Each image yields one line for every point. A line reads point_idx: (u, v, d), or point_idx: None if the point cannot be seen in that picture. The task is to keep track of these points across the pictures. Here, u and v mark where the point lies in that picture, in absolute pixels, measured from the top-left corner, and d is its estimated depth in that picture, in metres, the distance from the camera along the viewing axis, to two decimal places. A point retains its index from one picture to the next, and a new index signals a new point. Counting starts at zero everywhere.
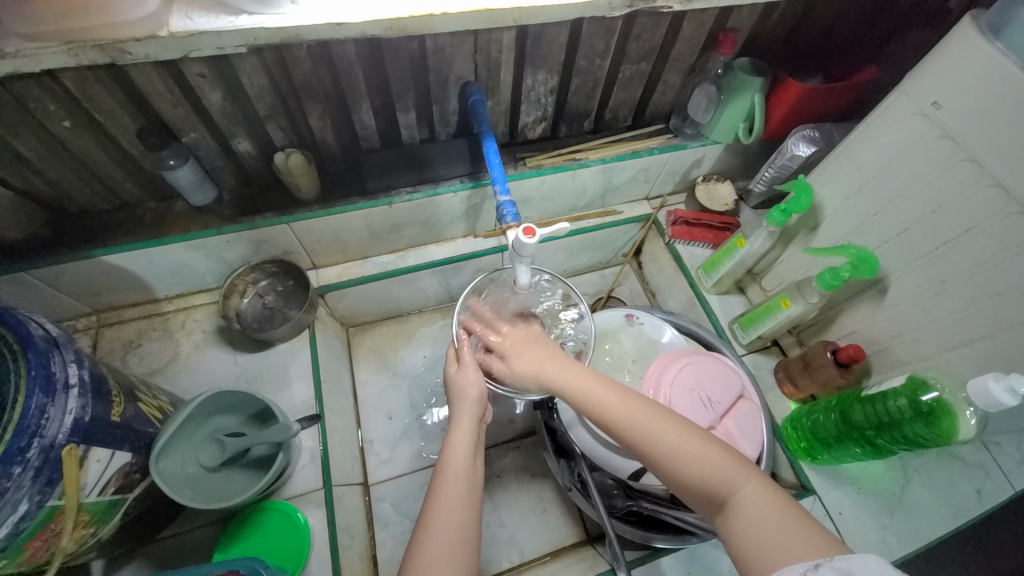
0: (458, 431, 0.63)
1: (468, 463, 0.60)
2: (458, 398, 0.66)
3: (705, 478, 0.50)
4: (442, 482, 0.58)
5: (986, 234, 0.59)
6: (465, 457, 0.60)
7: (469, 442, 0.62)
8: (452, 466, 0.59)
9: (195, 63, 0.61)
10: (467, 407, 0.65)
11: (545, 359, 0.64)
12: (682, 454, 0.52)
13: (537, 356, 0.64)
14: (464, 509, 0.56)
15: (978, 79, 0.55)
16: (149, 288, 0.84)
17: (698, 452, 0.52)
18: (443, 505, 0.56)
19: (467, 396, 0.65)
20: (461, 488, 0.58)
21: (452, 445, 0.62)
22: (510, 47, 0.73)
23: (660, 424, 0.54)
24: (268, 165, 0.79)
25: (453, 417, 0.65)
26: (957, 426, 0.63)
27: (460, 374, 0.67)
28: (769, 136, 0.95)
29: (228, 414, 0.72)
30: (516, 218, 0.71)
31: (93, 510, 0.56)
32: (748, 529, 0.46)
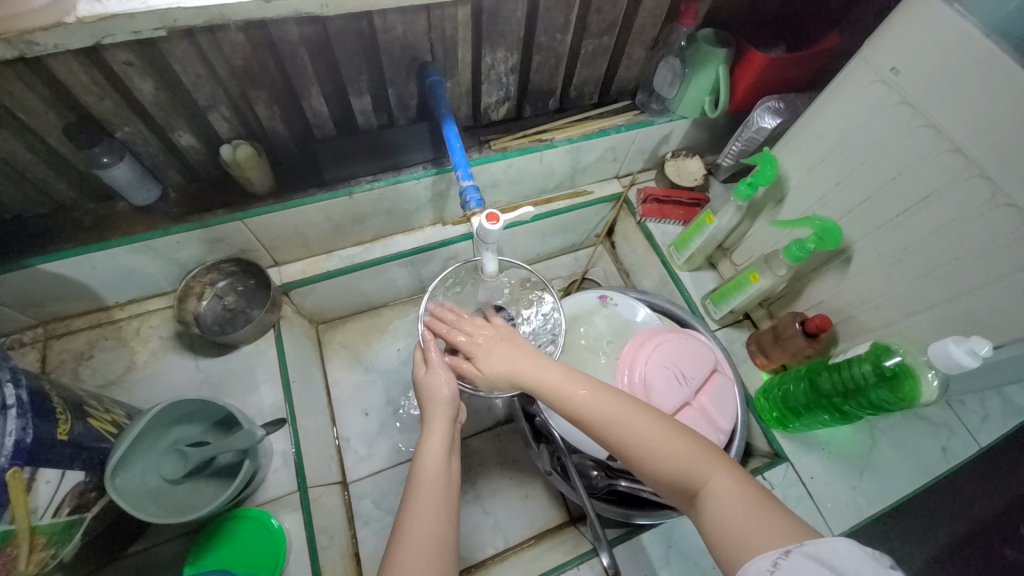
0: (431, 434, 0.62)
1: (442, 467, 0.59)
2: (430, 401, 0.64)
3: (677, 469, 0.50)
4: (416, 488, 0.57)
5: (944, 199, 0.59)
6: (439, 461, 0.59)
7: (443, 447, 0.61)
8: (427, 471, 0.58)
9: (119, 50, 0.56)
10: (439, 412, 0.63)
11: (519, 358, 0.63)
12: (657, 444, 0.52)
13: (510, 355, 0.63)
14: (440, 514, 0.55)
15: (936, 42, 0.55)
16: (97, 296, 0.79)
17: (672, 445, 0.52)
18: (418, 510, 0.55)
19: (438, 398, 0.64)
20: (436, 492, 0.57)
21: (424, 449, 0.60)
22: (466, 25, 0.70)
23: (635, 417, 0.55)
24: (216, 159, 0.75)
25: (426, 419, 0.63)
26: (918, 388, 0.65)
27: (429, 376, 0.65)
28: (735, 109, 0.94)
29: (189, 424, 0.69)
30: (480, 203, 0.69)
31: (48, 532, 0.53)
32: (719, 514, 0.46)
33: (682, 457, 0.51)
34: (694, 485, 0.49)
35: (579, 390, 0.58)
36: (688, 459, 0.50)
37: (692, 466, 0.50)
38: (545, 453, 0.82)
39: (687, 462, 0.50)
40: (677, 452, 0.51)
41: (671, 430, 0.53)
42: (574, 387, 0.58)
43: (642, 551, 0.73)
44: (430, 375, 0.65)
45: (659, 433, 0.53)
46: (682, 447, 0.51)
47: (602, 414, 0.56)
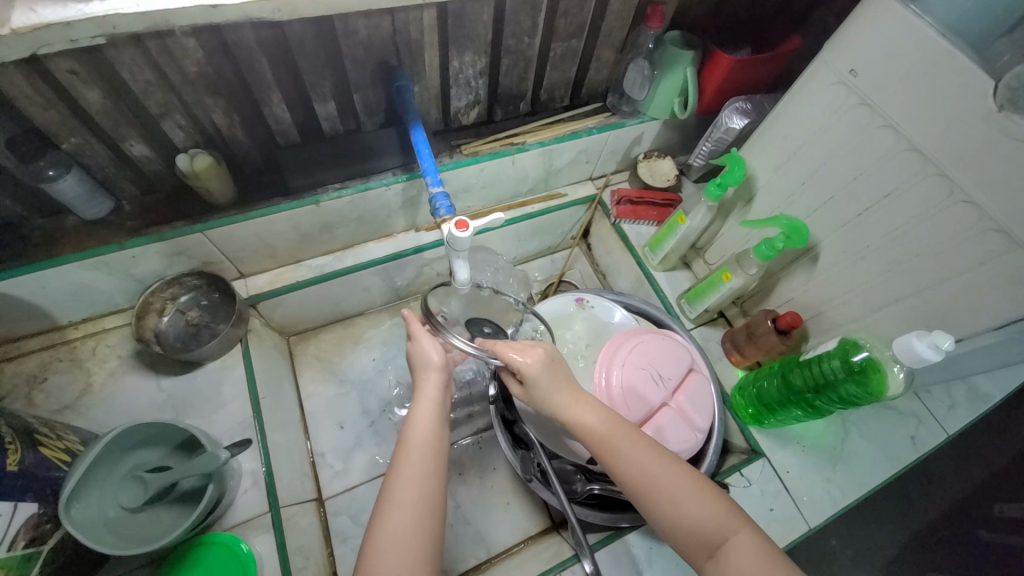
0: (422, 398, 0.62)
1: (433, 436, 0.59)
2: (421, 367, 0.64)
3: (699, 529, 0.53)
4: (404, 450, 0.58)
5: (904, 196, 0.61)
6: (431, 427, 0.60)
7: (434, 413, 0.61)
8: (417, 433, 0.59)
9: (61, 58, 0.53)
10: (432, 377, 0.63)
11: (554, 384, 0.61)
12: (682, 502, 0.55)
13: (545, 377, 0.61)
14: (426, 477, 0.55)
15: (890, 44, 0.56)
16: (48, 316, 0.75)
17: (698, 505, 0.54)
18: (407, 478, 0.55)
19: (432, 368, 0.64)
20: (428, 456, 0.57)
21: (414, 415, 0.61)
22: (432, 28, 0.69)
23: (664, 473, 0.56)
24: (174, 169, 0.72)
25: (416, 387, 0.63)
26: (886, 382, 0.66)
27: (421, 346, 0.64)
28: (704, 110, 0.95)
29: (151, 447, 0.66)
30: (451, 210, 0.68)
31: (2, 567, 0.50)
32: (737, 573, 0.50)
33: (707, 518, 0.54)
34: (715, 544, 0.52)
35: (607, 437, 0.59)
36: (711, 521, 0.53)
37: (717, 529, 0.53)
38: (525, 460, 0.81)
39: (711, 521, 0.53)
40: (700, 515, 0.54)
41: (698, 490, 0.55)
42: (601, 432, 0.59)
43: (626, 554, 0.72)
44: (420, 346, 0.65)
45: (686, 492, 0.55)
46: (708, 508, 0.54)
47: (628, 466, 0.57)
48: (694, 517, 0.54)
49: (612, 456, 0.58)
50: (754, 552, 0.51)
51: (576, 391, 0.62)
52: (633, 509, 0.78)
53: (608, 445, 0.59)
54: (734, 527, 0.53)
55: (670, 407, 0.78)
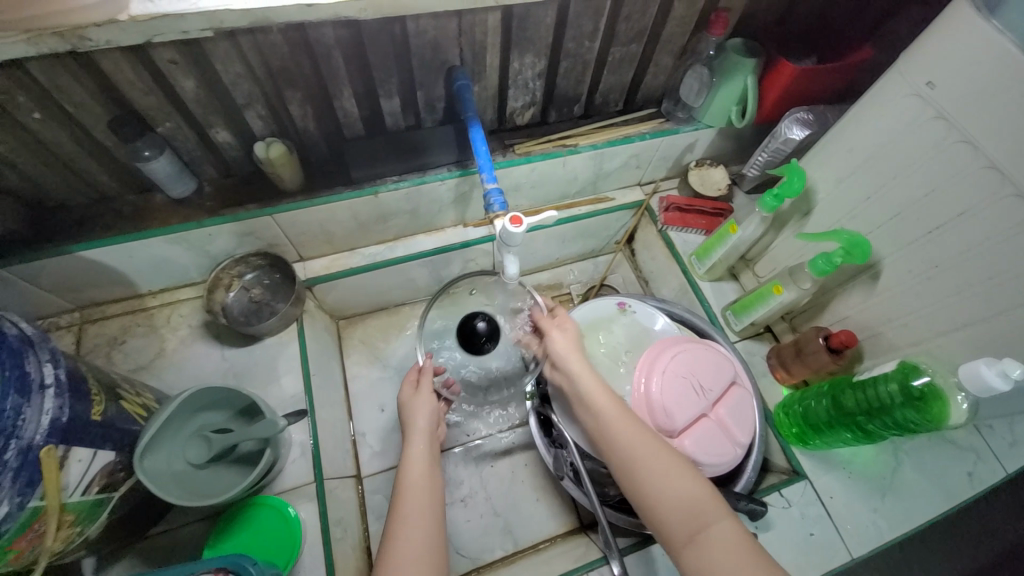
0: (416, 442, 0.68)
1: (428, 475, 0.65)
2: (411, 422, 0.70)
3: (680, 506, 0.56)
4: (403, 489, 0.63)
5: (980, 217, 0.58)
6: (425, 469, 0.65)
7: (427, 457, 0.67)
8: (413, 477, 0.64)
9: (165, 49, 0.58)
10: (421, 426, 0.70)
11: (573, 351, 0.72)
12: (668, 480, 0.57)
13: (572, 340, 0.73)
14: (427, 512, 0.61)
15: (974, 56, 0.54)
16: (132, 284, 0.82)
17: (682, 487, 0.57)
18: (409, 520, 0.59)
19: (415, 418, 0.70)
20: (423, 494, 0.63)
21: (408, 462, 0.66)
22: (496, 30, 0.71)
23: (651, 451, 0.60)
24: (250, 155, 0.77)
25: (406, 435, 0.70)
26: (947, 411, 0.62)
27: (414, 400, 0.72)
28: (762, 119, 0.93)
29: (214, 411, 0.71)
30: (504, 206, 0.70)
31: (77, 510, 0.54)
32: (712, 557, 0.51)
33: (690, 500, 0.56)
34: (696, 528, 0.54)
35: (604, 409, 0.64)
36: (695, 504, 0.55)
37: (699, 513, 0.55)
38: (558, 458, 0.82)
39: (694, 504, 0.55)
40: (685, 495, 0.56)
41: (682, 470, 0.58)
42: (599, 402, 0.65)
43: (651, 563, 0.72)
44: (413, 399, 0.72)
45: (671, 470, 0.58)
46: (693, 491, 0.56)
47: (618, 439, 0.61)
48: (677, 497, 0.56)
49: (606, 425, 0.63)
50: (731, 540, 0.52)
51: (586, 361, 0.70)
52: None
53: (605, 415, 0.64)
54: (715, 515, 0.54)
55: (711, 419, 0.77)
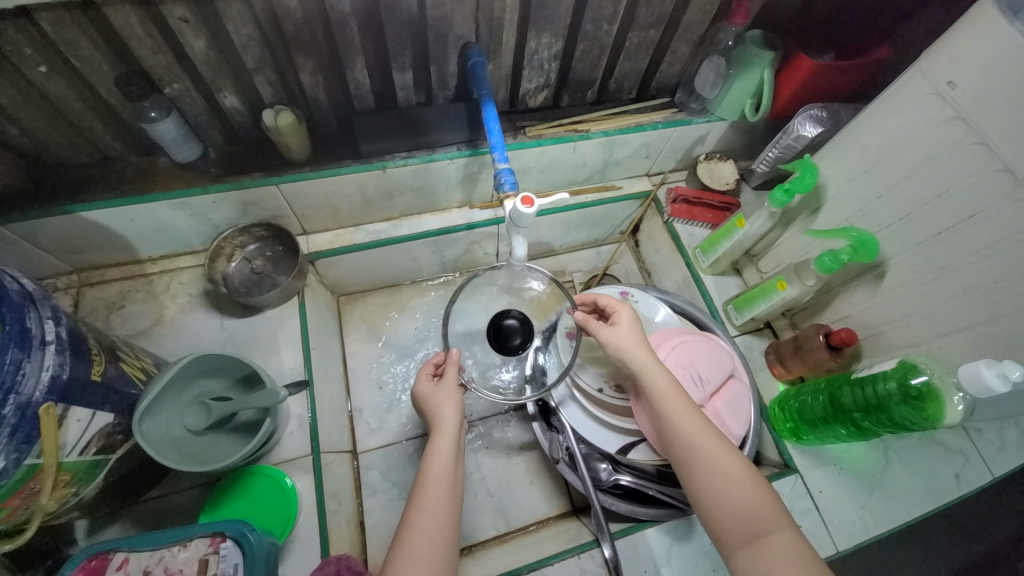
0: (441, 436, 0.65)
1: (451, 472, 0.62)
2: (436, 413, 0.67)
3: (742, 514, 0.54)
4: (424, 493, 0.60)
5: (990, 220, 0.58)
6: (448, 464, 0.63)
7: (450, 454, 0.64)
8: (433, 476, 0.62)
9: (176, 6, 0.56)
10: (449, 419, 0.67)
11: (634, 342, 0.67)
12: (730, 481, 0.56)
13: (632, 332, 0.68)
14: (446, 510, 0.59)
15: (998, 57, 0.53)
16: (131, 248, 0.81)
17: (744, 491, 0.55)
18: (425, 512, 0.58)
19: (443, 414, 0.67)
20: (444, 493, 0.60)
21: (434, 452, 0.64)
22: (514, 7, 0.69)
23: (714, 452, 0.58)
24: (257, 122, 0.76)
25: (435, 428, 0.66)
26: (943, 411, 0.63)
27: (436, 393, 0.69)
28: (776, 114, 0.92)
29: (213, 378, 0.71)
30: (514, 186, 0.69)
31: (73, 470, 0.54)
32: (770, 566, 0.50)
33: (754, 507, 0.54)
34: (756, 534, 0.53)
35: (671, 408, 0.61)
36: (757, 510, 0.54)
37: (761, 519, 0.53)
38: (553, 442, 0.83)
39: (756, 510, 0.54)
40: (747, 500, 0.54)
41: (746, 476, 0.56)
42: (664, 398, 0.62)
43: (644, 547, 0.72)
44: (437, 392, 0.69)
45: (734, 475, 0.56)
46: (755, 497, 0.54)
47: (679, 436, 0.60)
48: (738, 499, 0.54)
49: (667, 417, 0.61)
50: (793, 551, 0.50)
51: (651, 352, 0.66)
52: (657, 505, 0.79)
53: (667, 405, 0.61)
54: (777, 525, 0.53)
55: (709, 408, 0.77)
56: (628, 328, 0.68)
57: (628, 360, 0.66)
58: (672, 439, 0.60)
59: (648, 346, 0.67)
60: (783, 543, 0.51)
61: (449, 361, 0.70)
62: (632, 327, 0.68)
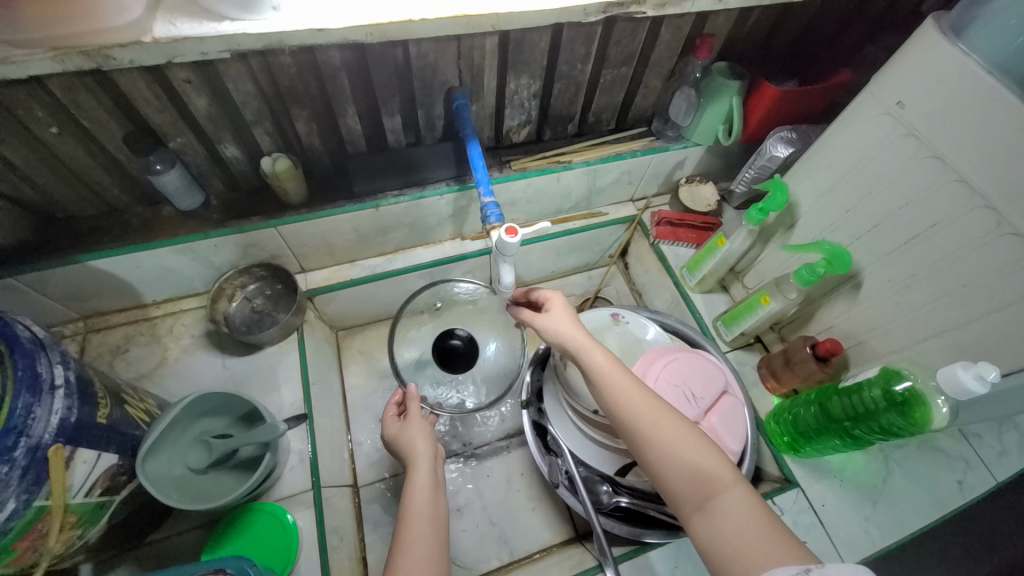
0: (416, 469, 0.67)
1: (432, 498, 0.64)
2: (410, 448, 0.71)
3: (691, 477, 0.52)
4: (408, 522, 0.61)
5: (952, 228, 0.61)
6: (428, 491, 0.65)
7: (429, 482, 0.66)
8: (412, 506, 0.63)
9: (180, 69, 0.61)
10: (421, 451, 0.70)
11: (568, 322, 0.68)
12: (674, 446, 0.54)
13: (564, 312, 0.69)
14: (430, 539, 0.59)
15: (941, 78, 0.57)
16: (137, 293, 0.84)
17: (689, 452, 0.54)
18: (410, 542, 0.58)
19: (415, 448, 0.71)
20: (428, 519, 0.61)
21: (413, 484, 0.66)
22: (493, 54, 0.75)
23: (659, 419, 0.57)
24: (256, 169, 0.80)
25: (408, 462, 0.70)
26: (929, 415, 0.64)
27: (404, 429, 0.74)
28: (749, 138, 0.96)
29: (215, 416, 0.73)
30: (500, 218, 0.72)
31: (80, 511, 0.55)
32: (724, 524, 0.48)
33: (704, 468, 0.52)
34: (705, 494, 0.51)
35: (612, 380, 0.60)
36: (705, 471, 0.52)
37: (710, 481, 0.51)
38: (553, 466, 0.84)
39: (704, 471, 0.52)
40: (694, 461, 0.53)
41: (691, 437, 0.55)
42: (602, 371, 0.62)
43: (648, 569, 0.73)
44: (404, 428, 0.74)
45: (679, 439, 0.55)
46: (701, 456, 0.53)
47: (621, 408, 0.58)
48: (686, 462, 0.53)
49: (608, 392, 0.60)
50: (744, 506, 0.49)
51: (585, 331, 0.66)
52: (658, 525, 0.78)
53: (606, 377, 0.61)
54: (725, 482, 0.51)
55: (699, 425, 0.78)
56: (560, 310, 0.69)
57: (565, 340, 0.66)
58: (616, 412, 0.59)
59: (581, 327, 0.67)
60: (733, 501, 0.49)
61: (409, 396, 0.77)
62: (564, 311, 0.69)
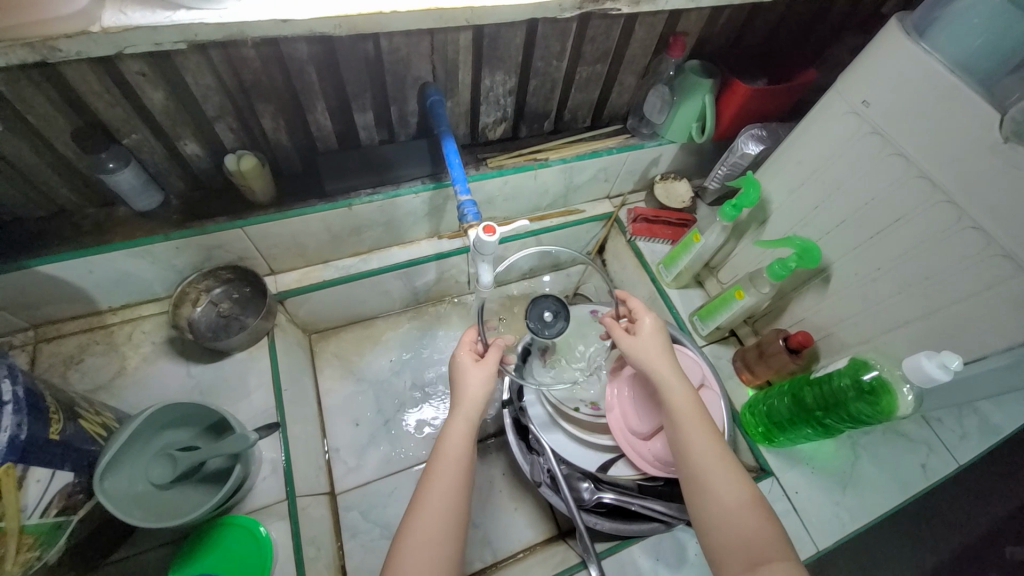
0: (459, 415, 0.64)
1: (465, 452, 0.62)
2: (460, 389, 0.67)
3: (747, 541, 0.54)
4: (434, 474, 0.60)
5: (915, 222, 0.63)
6: (463, 445, 0.62)
7: (467, 433, 0.64)
8: (450, 450, 0.62)
9: (133, 61, 0.58)
10: (468, 398, 0.66)
11: (657, 356, 0.68)
12: (734, 508, 0.56)
13: (655, 344, 0.69)
14: (457, 497, 0.59)
15: (904, 78, 0.59)
16: (91, 300, 0.79)
17: (747, 519, 0.56)
18: (438, 484, 0.59)
19: (467, 393, 0.66)
20: (453, 471, 0.60)
21: (449, 430, 0.64)
22: (467, 49, 0.73)
23: (724, 481, 0.58)
24: (219, 167, 0.76)
25: (453, 405, 0.66)
26: (895, 402, 0.67)
27: (474, 368, 0.68)
28: (721, 135, 0.98)
29: (180, 428, 0.69)
30: (477, 217, 0.71)
31: (35, 533, 0.52)
32: None
33: (756, 536, 0.54)
34: (757, 561, 0.52)
35: (687, 431, 0.62)
36: (762, 540, 0.54)
37: (765, 550, 0.53)
38: (535, 465, 0.82)
39: (757, 539, 0.54)
40: (752, 528, 0.55)
41: (751, 504, 0.57)
42: (680, 420, 0.63)
43: (631, 564, 0.73)
44: (474, 368, 0.68)
45: (736, 500, 0.57)
46: (758, 525, 0.55)
47: (692, 456, 0.61)
48: (743, 525, 0.55)
49: (679, 428, 0.63)
50: None
51: (672, 365, 0.67)
52: (642, 518, 0.78)
53: (683, 426, 0.63)
54: (779, 554, 0.52)
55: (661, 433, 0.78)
56: (652, 344, 0.69)
57: (653, 372, 0.67)
58: (683, 460, 0.62)
59: (671, 357, 0.68)
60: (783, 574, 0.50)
61: (494, 345, 0.70)
62: (655, 339, 0.69)
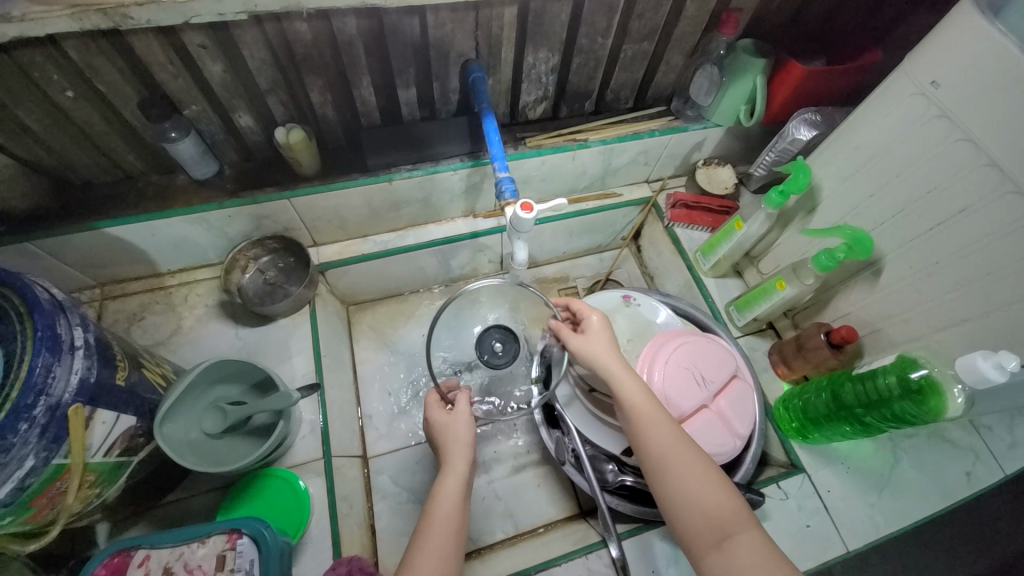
0: (451, 471, 0.63)
1: (455, 511, 0.60)
2: (447, 442, 0.66)
3: (709, 515, 0.54)
4: (428, 524, 0.59)
5: (980, 214, 0.59)
6: (454, 503, 0.61)
7: (461, 488, 0.63)
8: (441, 512, 0.60)
9: (195, 33, 0.61)
10: (456, 451, 0.65)
11: (604, 351, 0.69)
12: (695, 487, 0.56)
13: (603, 339, 0.70)
14: (450, 557, 0.57)
15: (980, 56, 0.55)
16: (152, 262, 0.85)
17: (707, 493, 0.56)
18: (428, 547, 0.57)
19: (453, 445, 0.66)
20: (446, 534, 0.58)
21: (440, 486, 0.62)
22: (512, 25, 0.73)
23: (681, 462, 0.58)
24: (270, 139, 0.80)
25: (444, 461, 0.65)
26: (945, 405, 0.63)
27: (451, 419, 0.67)
28: (771, 119, 0.94)
29: (228, 384, 0.74)
30: (515, 194, 0.71)
31: (98, 470, 0.57)
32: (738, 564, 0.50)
33: (717, 507, 0.55)
34: (722, 533, 0.53)
35: (640, 418, 0.62)
36: (723, 511, 0.54)
37: (727, 518, 0.54)
38: (560, 444, 0.84)
39: (718, 511, 0.54)
40: (713, 501, 0.55)
41: (709, 477, 0.57)
42: (632, 410, 0.63)
43: (648, 548, 0.74)
44: (453, 421, 0.67)
45: (696, 480, 0.57)
46: (719, 497, 0.55)
47: (647, 443, 0.60)
48: (704, 501, 0.55)
49: (632, 416, 0.63)
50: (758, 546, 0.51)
51: (619, 357, 0.68)
52: None
53: (634, 414, 0.62)
54: (741, 523, 0.53)
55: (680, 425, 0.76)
56: (599, 340, 0.70)
57: (600, 367, 0.67)
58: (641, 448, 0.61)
59: (617, 349, 0.69)
60: (747, 541, 0.51)
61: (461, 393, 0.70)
62: (602, 335, 0.71)
